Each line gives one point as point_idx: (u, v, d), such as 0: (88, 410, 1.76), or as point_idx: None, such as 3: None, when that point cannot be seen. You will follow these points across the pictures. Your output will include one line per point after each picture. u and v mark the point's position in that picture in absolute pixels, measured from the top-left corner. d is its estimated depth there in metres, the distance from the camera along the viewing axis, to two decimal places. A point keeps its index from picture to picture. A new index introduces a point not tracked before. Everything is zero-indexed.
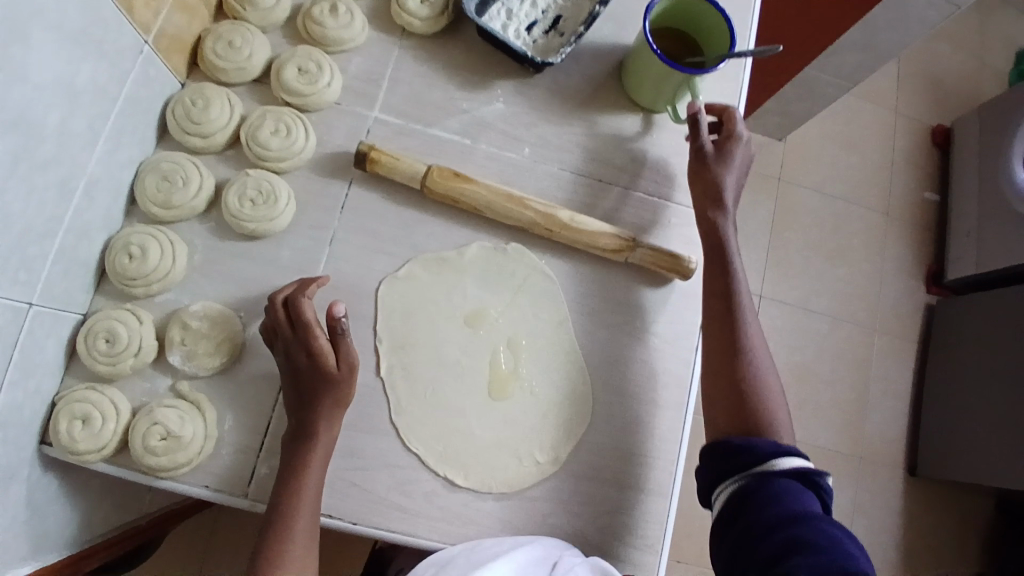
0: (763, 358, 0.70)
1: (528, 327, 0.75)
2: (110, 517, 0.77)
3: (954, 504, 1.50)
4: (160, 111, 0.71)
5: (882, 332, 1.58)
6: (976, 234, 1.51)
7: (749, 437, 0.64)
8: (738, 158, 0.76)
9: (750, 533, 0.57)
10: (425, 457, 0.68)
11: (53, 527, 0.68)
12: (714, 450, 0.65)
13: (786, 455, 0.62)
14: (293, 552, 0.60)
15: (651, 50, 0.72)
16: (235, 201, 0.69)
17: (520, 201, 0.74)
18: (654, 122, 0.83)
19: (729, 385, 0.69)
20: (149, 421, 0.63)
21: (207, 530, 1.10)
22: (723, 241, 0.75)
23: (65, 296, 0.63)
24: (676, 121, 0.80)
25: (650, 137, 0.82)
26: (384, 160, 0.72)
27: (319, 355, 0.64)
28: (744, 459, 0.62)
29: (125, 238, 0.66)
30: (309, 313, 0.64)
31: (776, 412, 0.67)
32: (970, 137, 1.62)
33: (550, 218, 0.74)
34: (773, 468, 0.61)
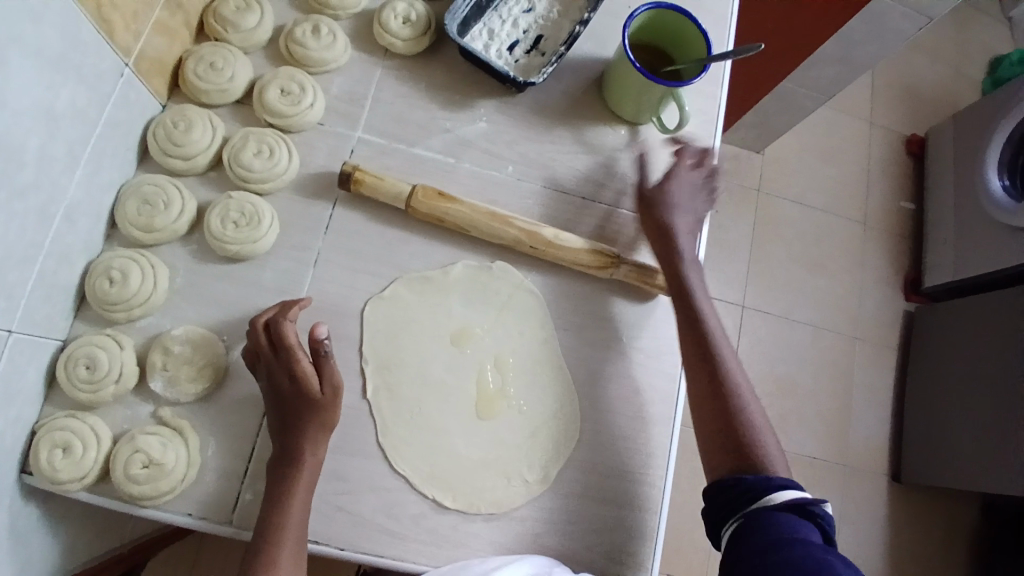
0: (737, 374, 0.71)
1: (514, 345, 0.75)
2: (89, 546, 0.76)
3: (938, 508, 1.52)
4: (141, 134, 0.71)
5: (863, 339, 1.60)
6: (953, 241, 1.54)
7: (740, 474, 0.64)
8: (696, 197, 0.78)
9: (753, 568, 0.56)
10: (411, 478, 0.68)
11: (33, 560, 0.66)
12: (711, 494, 0.64)
13: (782, 488, 0.61)
14: None
15: (632, 66, 0.73)
16: (217, 223, 0.68)
17: (503, 219, 0.74)
18: (635, 139, 0.84)
19: (717, 427, 0.68)
20: (131, 449, 0.62)
21: (191, 558, 1.08)
22: (685, 281, 0.74)
23: (45, 322, 0.62)
24: (663, 131, 0.81)
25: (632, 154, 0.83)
26: (367, 180, 0.72)
27: (301, 377, 0.63)
28: (740, 496, 0.61)
29: (105, 263, 0.66)
30: (290, 334, 0.64)
31: (762, 436, 0.67)
32: (944, 146, 1.66)
33: (534, 235, 0.74)
34: (770, 502, 0.60)
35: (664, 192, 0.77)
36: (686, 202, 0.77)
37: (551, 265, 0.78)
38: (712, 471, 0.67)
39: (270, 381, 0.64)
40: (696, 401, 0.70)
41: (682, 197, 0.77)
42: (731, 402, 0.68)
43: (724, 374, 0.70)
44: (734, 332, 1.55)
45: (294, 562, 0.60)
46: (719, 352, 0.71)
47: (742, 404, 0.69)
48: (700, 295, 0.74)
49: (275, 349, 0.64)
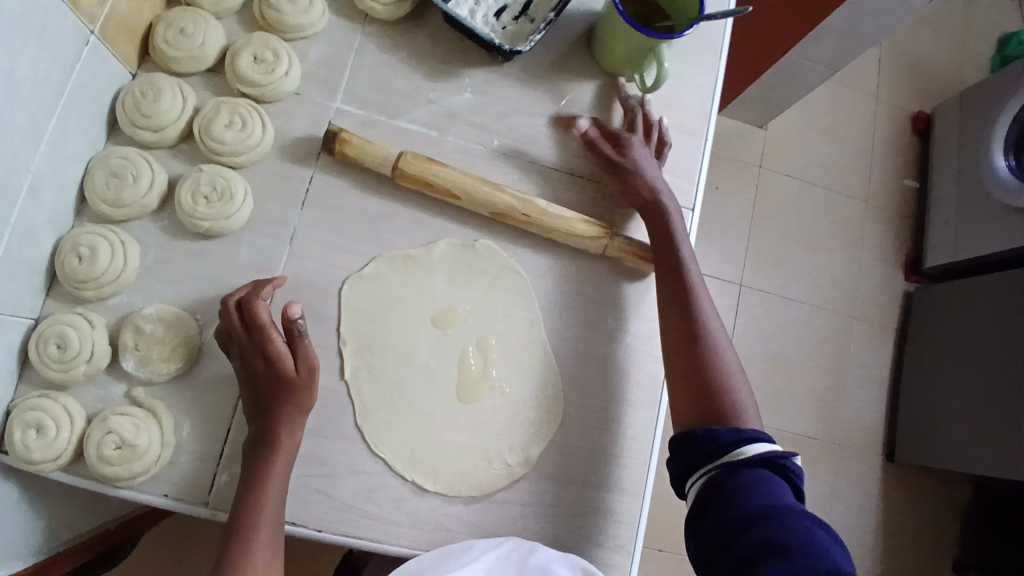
0: (718, 330, 0.70)
1: (498, 325, 0.73)
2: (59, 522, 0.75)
3: (930, 488, 1.52)
4: (110, 104, 0.68)
5: (861, 319, 1.58)
6: (955, 221, 1.51)
7: (712, 427, 0.63)
8: (653, 167, 0.75)
9: (723, 530, 0.56)
10: (392, 462, 0.66)
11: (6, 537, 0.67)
12: (679, 445, 0.64)
13: (749, 443, 0.61)
14: (254, 564, 0.58)
15: (619, 12, 0.69)
16: (189, 197, 0.66)
17: (495, 185, 0.71)
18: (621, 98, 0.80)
19: (694, 381, 0.67)
20: (103, 430, 0.61)
21: (180, 537, 1.07)
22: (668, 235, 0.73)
23: (13, 300, 0.61)
24: (642, 90, 0.77)
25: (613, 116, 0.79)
26: (353, 141, 0.68)
27: (275, 357, 0.61)
28: (709, 450, 0.61)
29: (74, 239, 0.63)
30: (263, 315, 0.62)
31: (742, 394, 0.67)
32: (950, 123, 1.62)
33: (527, 202, 0.72)
34: (738, 458, 0.60)
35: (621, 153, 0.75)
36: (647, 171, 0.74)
37: (538, 243, 0.75)
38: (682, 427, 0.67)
39: (242, 358, 0.62)
40: (675, 355, 0.69)
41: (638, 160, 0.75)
42: (709, 361, 0.68)
43: (701, 334, 0.69)
44: (729, 310, 1.53)
45: (273, 545, 0.59)
46: (700, 314, 0.70)
47: (721, 363, 0.68)
48: (685, 255, 0.73)
49: (247, 328, 0.62)
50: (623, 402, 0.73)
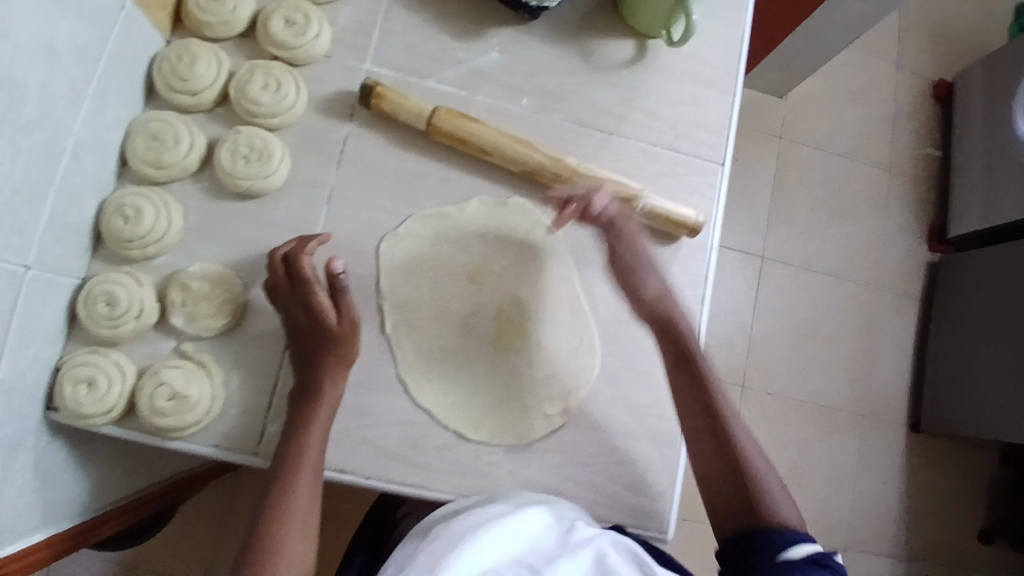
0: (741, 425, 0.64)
1: (532, 280, 0.74)
2: (105, 480, 0.79)
3: (959, 457, 1.51)
4: (146, 70, 0.69)
5: (887, 288, 1.57)
6: (980, 187, 1.49)
7: (758, 533, 0.57)
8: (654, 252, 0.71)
9: None
10: (433, 410, 0.69)
11: (58, 495, 0.71)
12: (727, 558, 0.57)
13: (794, 544, 0.54)
14: (293, 512, 0.59)
15: None
16: (228, 158, 0.67)
17: (528, 143, 0.72)
18: (648, 53, 0.80)
19: (729, 478, 0.61)
20: (155, 382, 0.63)
21: (221, 507, 1.09)
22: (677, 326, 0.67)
23: (60, 262, 0.63)
24: (670, 46, 0.77)
25: (637, 70, 0.79)
26: (390, 96, 0.70)
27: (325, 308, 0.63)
28: (753, 556, 0.55)
29: (119, 200, 0.65)
30: (304, 261, 0.63)
31: (781, 497, 0.60)
32: (974, 88, 1.59)
33: (558, 160, 0.73)
34: (781, 556, 0.54)
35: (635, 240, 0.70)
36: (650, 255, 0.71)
37: None
38: (723, 532, 0.60)
39: (286, 308, 0.64)
40: (705, 452, 0.63)
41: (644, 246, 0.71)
42: (739, 455, 0.62)
43: (724, 427, 0.63)
44: (753, 283, 1.52)
45: (313, 492, 0.61)
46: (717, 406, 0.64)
47: (749, 455, 0.62)
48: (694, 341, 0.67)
49: (292, 278, 0.64)
50: (655, 359, 0.74)
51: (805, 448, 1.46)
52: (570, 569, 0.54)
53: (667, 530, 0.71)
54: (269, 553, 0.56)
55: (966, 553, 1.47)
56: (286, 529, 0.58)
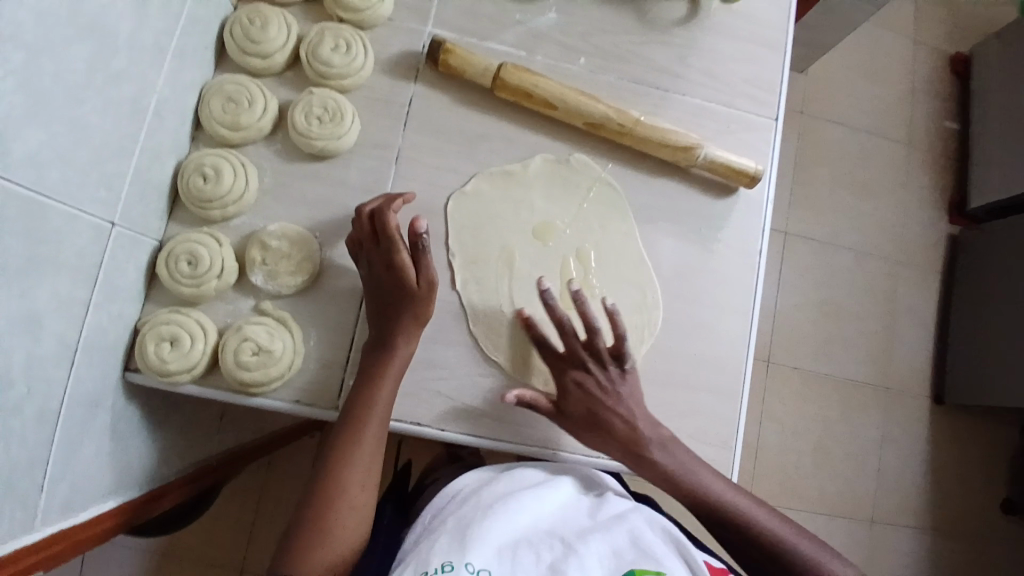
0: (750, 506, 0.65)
1: (596, 236, 0.75)
2: (168, 447, 0.80)
3: (982, 429, 1.53)
4: (217, 32, 0.70)
5: (909, 262, 1.58)
6: (1001, 158, 1.50)
7: None
8: (605, 384, 0.68)
9: None
10: (504, 364, 0.71)
11: (129, 458, 0.72)
12: None
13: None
14: (359, 456, 0.61)
15: None
16: (303, 119, 0.69)
17: (593, 96, 0.74)
18: (699, 13, 0.81)
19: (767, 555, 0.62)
20: (239, 338, 0.65)
21: (257, 488, 1.09)
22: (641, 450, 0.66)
23: (141, 221, 0.65)
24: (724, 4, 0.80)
25: (689, 30, 0.80)
26: (458, 52, 0.72)
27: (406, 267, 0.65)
28: None
29: (197, 161, 0.67)
30: (392, 220, 0.65)
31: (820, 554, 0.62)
32: (994, 60, 1.59)
33: (622, 112, 0.74)
34: None
35: (572, 393, 0.68)
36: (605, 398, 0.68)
37: (627, 159, 0.77)
38: None
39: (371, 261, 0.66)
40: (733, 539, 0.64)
41: (595, 394, 0.68)
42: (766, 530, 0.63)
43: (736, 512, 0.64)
44: (777, 259, 1.53)
45: (371, 457, 0.62)
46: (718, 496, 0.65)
47: (781, 536, 0.63)
48: (683, 464, 0.66)
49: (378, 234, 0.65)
50: (717, 311, 0.76)
51: (829, 422, 1.48)
52: (603, 540, 0.59)
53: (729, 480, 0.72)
54: (337, 492, 0.59)
55: (989, 523, 1.48)
56: (345, 490, 0.60)
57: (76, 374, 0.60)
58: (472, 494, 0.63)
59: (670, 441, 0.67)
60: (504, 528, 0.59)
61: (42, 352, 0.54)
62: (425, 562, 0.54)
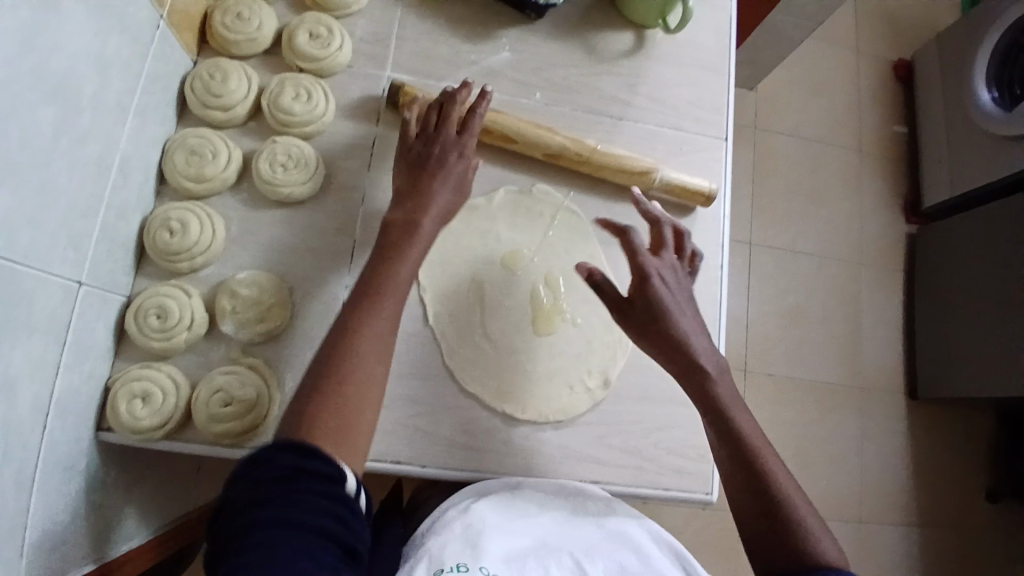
0: (770, 458, 0.61)
1: (562, 262, 0.77)
2: (145, 506, 0.79)
3: (957, 419, 1.57)
4: (178, 88, 0.72)
5: (870, 263, 1.64)
6: (948, 158, 1.57)
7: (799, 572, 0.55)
8: (680, 285, 0.67)
9: None
10: (481, 395, 0.72)
11: (106, 521, 0.71)
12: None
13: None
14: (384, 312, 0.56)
15: None
16: (267, 168, 0.70)
17: (549, 129, 0.77)
18: (645, 43, 0.85)
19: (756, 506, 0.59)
20: (212, 389, 0.65)
21: None
22: (691, 353, 0.63)
23: (109, 278, 0.65)
24: (669, 33, 0.83)
25: (636, 60, 0.84)
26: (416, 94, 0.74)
27: (461, 151, 0.67)
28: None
29: (163, 215, 0.67)
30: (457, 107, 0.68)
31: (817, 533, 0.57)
32: (932, 66, 1.68)
33: (578, 142, 0.77)
34: None
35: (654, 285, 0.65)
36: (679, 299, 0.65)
37: (587, 186, 0.80)
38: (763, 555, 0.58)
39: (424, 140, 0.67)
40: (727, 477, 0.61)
41: (670, 285, 0.65)
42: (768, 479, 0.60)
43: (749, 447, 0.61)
44: (744, 270, 1.57)
45: (387, 324, 0.56)
46: (735, 424, 0.62)
47: (790, 500, 0.59)
48: (729, 398, 0.63)
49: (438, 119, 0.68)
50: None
51: (809, 425, 1.50)
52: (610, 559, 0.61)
53: (709, 492, 0.74)
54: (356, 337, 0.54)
55: (973, 511, 1.52)
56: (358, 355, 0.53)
57: (50, 438, 0.59)
58: (474, 507, 0.63)
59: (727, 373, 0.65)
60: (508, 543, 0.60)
61: (16, 416, 0.54)
62: (439, 560, 0.57)
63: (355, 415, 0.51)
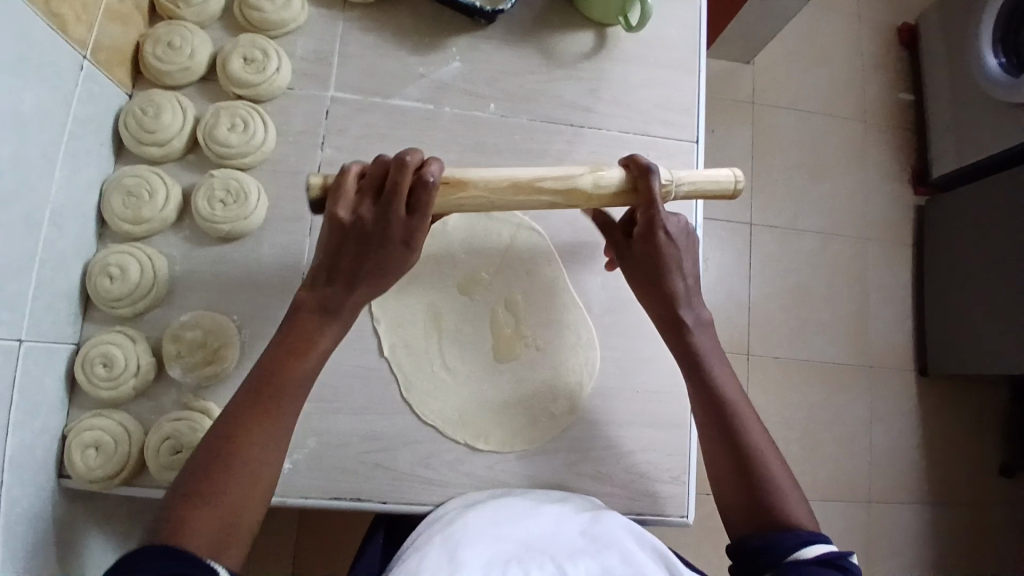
0: (747, 415, 0.62)
1: (523, 282, 0.75)
2: None
3: (969, 397, 1.51)
4: (112, 125, 0.69)
5: (876, 239, 1.56)
6: (955, 127, 1.49)
7: (768, 535, 0.56)
8: (686, 235, 0.65)
9: None
10: (443, 427, 0.69)
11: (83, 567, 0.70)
12: (735, 553, 0.57)
13: (806, 544, 0.54)
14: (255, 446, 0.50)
15: None
16: (205, 204, 0.67)
17: (525, 191, 0.62)
18: (605, 42, 0.80)
19: (727, 468, 0.60)
20: (161, 437, 0.64)
21: None
22: (676, 309, 0.64)
23: (52, 330, 0.63)
24: (629, 31, 0.77)
25: (597, 60, 0.79)
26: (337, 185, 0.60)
27: (403, 241, 0.54)
28: (773, 560, 0.54)
29: (102, 260, 0.65)
30: (408, 178, 0.53)
31: (788, 494, 0.58)
32: (936, 29, 1.58)
33: (568, 195, 0.63)
34: (798, 560, 0.53)
35: (660, 240, 0.63)
36: (682, 253, 0.64)
37: None
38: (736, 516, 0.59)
39: (355, 216, 0.54)
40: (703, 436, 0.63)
41: (674, 245, 0.64)
42: (743, 439, 0.60)
43: (727, 407, 0.62)
44: (743, 254, 1.50)
45: (277, 441, 0.51)
46: (715, 382, 0.63)
47: (766, 462, 0.59)
48: (709, 350, 0.64)
49: (381, 193, 0.54)
50: (656, 345, 0.75)
51: (814, 410, 1.45)
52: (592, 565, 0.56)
53: (685, 514, 0.71)
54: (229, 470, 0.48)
55: (987, 490, 1.47)
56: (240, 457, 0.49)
57: (7, 497, 0.58)
58: (457, 518, 0.62)
59: (708, 329, 0.65)
60: (492, 545, 0.58)
61: None
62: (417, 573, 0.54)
63: (234, 517, 0.47)
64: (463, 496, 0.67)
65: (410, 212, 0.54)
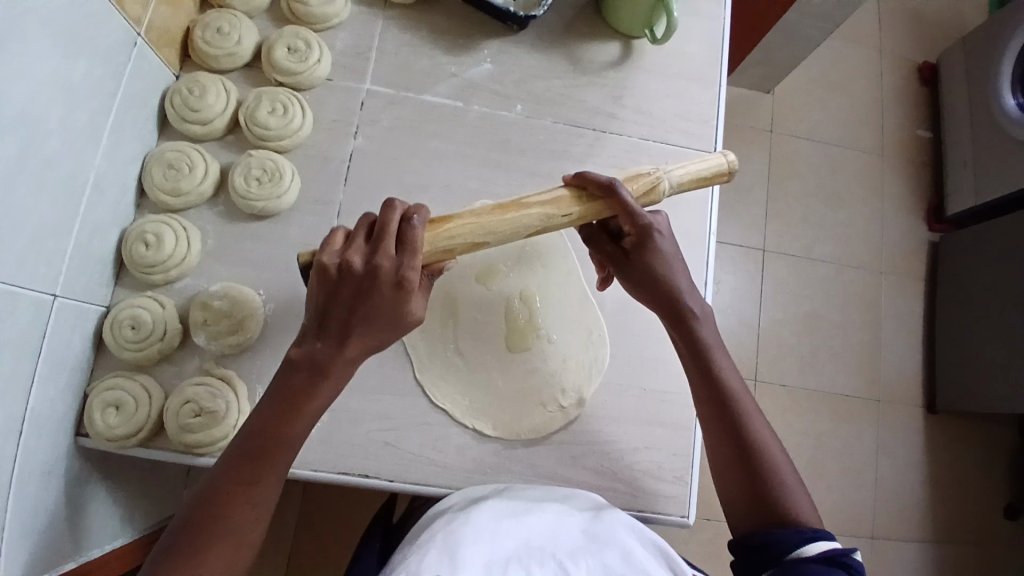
0: (749, 404, 0.65)
1: (539, 277, 0.78)
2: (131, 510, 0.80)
3: (978, 436, 1.50)
4: (158, 103, 0.73)
5: (889, 271, 1.57)
6: (973, 164, 1.50)
7: (770, 530, 0.58)
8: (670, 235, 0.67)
9: None
10: (452, 412, 0.71)
11: (93, 527, 0.72)
12: (738, 548, 0.60)
13: (809, 540, 0.56)
14: (246, 504, 0.54)
15: None
16: (241, 181, 0.70)
17: (516, 206, 0.63)
18: (631, 53, 0.83)
19: (729, 461, 0.63)
20: (182, 400, 0.66)
21: None
22: (682, 303, 0.65)
23: (85, 290, 0.66)
24: (654, 43, 0.80)
25: (621, 70, 0.83)
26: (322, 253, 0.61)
27: (396, 279, 0.55)
28: (774, 556, 0.57)
29: (139, 228, 0.69)
30: (394, 219, 0.56)
31: (788, 483, 0.61)
32: (958, 67, 1.60)
33: (559, 201, 0.63)
34: (801, 556, 0.55)
35: (655, 241, 0.65)
36: (673, 251, 0.67)
37: None
38: (734, 506, 0.62)
39: (342, 261, 0.55)
40: (706, 425, 0.65)
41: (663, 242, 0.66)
42: (745, 429, 0.63)
43: (730, 398, 0.64)
44: (755, 278, 1.52)
45: (264, 500, 0.55)
46: (720, 370, 0.65)
47: (766, 451, 0.62)
48: (713, 342, 0.66)
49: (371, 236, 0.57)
50: (667, 346, 0.76)
51: (820, 437, 1.45)
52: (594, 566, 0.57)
53: (686, 515, 0.71)
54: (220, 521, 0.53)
55: (994, 530, 1.45)
56: (233, 509, 0.53)
57: (25, 446, 0.59)
58: (461, 513, 0.62)
59: (709, 317, 0.67)
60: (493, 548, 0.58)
61: None
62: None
63: (234, 552, 0.54)
64: (463, 493, 0.67)
65: (399, 250, 0.56)
